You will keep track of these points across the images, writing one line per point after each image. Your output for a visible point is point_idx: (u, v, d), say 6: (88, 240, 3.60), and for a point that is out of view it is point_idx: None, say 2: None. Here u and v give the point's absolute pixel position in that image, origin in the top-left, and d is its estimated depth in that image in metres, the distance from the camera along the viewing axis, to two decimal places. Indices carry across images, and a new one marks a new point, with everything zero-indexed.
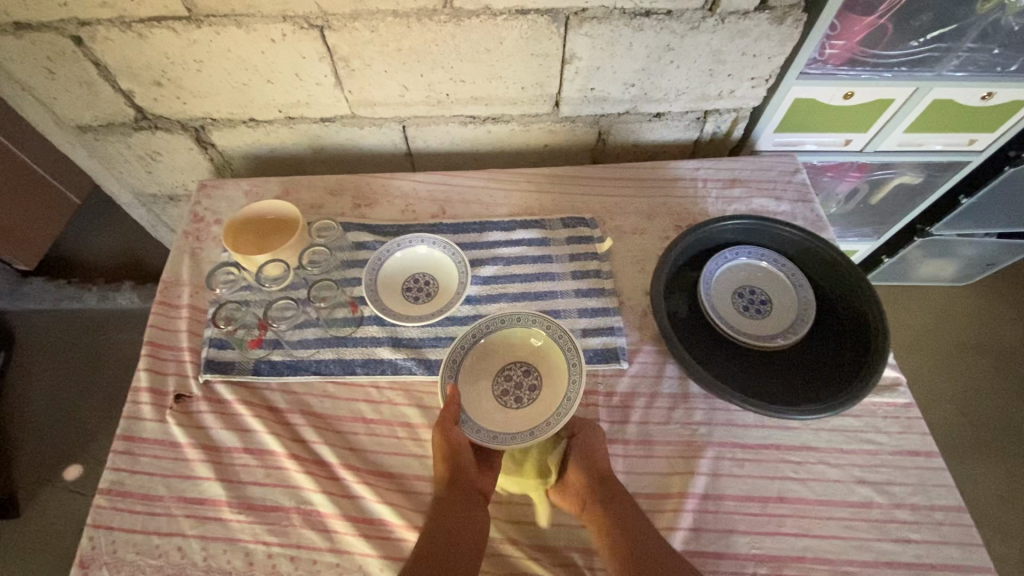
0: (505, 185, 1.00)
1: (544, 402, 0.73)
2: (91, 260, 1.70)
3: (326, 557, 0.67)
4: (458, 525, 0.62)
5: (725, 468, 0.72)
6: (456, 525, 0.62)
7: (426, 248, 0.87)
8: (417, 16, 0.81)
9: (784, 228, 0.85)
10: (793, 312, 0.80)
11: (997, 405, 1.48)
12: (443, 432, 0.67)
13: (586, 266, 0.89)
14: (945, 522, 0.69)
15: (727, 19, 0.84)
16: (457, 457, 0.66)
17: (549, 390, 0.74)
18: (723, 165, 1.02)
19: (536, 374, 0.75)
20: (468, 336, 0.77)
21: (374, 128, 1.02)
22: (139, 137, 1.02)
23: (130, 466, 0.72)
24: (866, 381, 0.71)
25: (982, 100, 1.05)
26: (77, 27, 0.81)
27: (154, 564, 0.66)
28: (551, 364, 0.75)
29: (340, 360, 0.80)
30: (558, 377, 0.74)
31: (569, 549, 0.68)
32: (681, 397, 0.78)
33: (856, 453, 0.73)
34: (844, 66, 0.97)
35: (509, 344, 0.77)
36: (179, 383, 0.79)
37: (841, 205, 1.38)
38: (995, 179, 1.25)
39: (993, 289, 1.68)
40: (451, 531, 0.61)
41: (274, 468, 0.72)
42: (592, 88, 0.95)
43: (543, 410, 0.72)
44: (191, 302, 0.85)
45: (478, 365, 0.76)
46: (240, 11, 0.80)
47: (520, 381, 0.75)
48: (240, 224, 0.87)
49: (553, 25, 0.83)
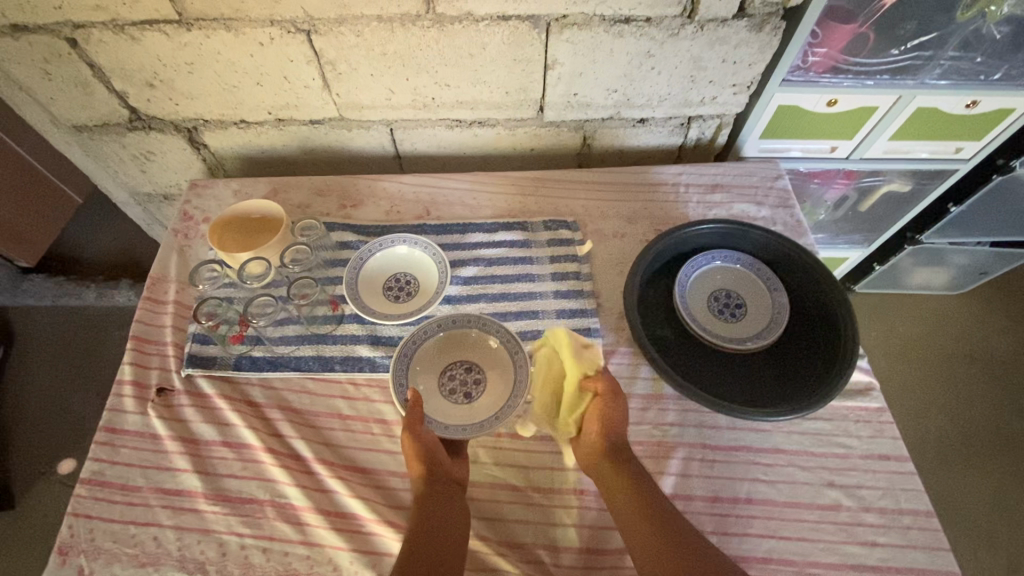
0: (490, 188, 1.02)
1: (493, 390, 0.75)
2: (92, 258, 1.74)
3: (298, 549, 0.68)
4: (445, 516, 0.63)
5: (695, 468, 0.73)
6: (444, 519, 0.63)
7: (407, 248, 0.89)
8: (401, 21, 0.83)
9: (761, 232, 0.86)
10: (767, 315, 0.81)
11: (987, 414, 1.48)
12: (412, 431, 0.68)
13: (566, 268, 0.90)
14: (912, 526, 0.69)
15: (706, 26, 0.86)
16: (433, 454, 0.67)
17: (498, 377, 0.76)
18: (706, 171, 1.03)
19: (478, 367, 0.77)
20: (421, 330, 0.77)
21: (362, 131, 1.04)
22: (133, 137, 1.05)
23: (110, 457, 0.74)
24: (835, 381, 0.73)
25: (967, 108, 1.04)
26: (72, 30, 0.84)
27: (130, 553, 0.67)
28: (491, 356, 0.78)
29: (319, 356, 0.81)
30: (503, 363, 0.77)
31: (536, 546, 0.68)
32: (654, 399, 0.78)
33: (827, 456, 0.74)
34: (826, 74, 0.98)
35: (453, 341, 0.79)
36: (162, 377, 0.80)
37: (830, 212, 1.39)
38: (984, 186, 1.26)
39: (986, 298, 1.67)
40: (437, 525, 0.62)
41: (250, 461, 0.74)
42: (576, 94, 0.97)
43: (497, 399, 0.75)
44: (177, 299, 0.87)
45: (425, 364, 0.77)
46: (229, 14, 0.82)
47: (467, 376, 0.77)
48: (224, 221, 0.89)
49: (534, 30, 0.85)
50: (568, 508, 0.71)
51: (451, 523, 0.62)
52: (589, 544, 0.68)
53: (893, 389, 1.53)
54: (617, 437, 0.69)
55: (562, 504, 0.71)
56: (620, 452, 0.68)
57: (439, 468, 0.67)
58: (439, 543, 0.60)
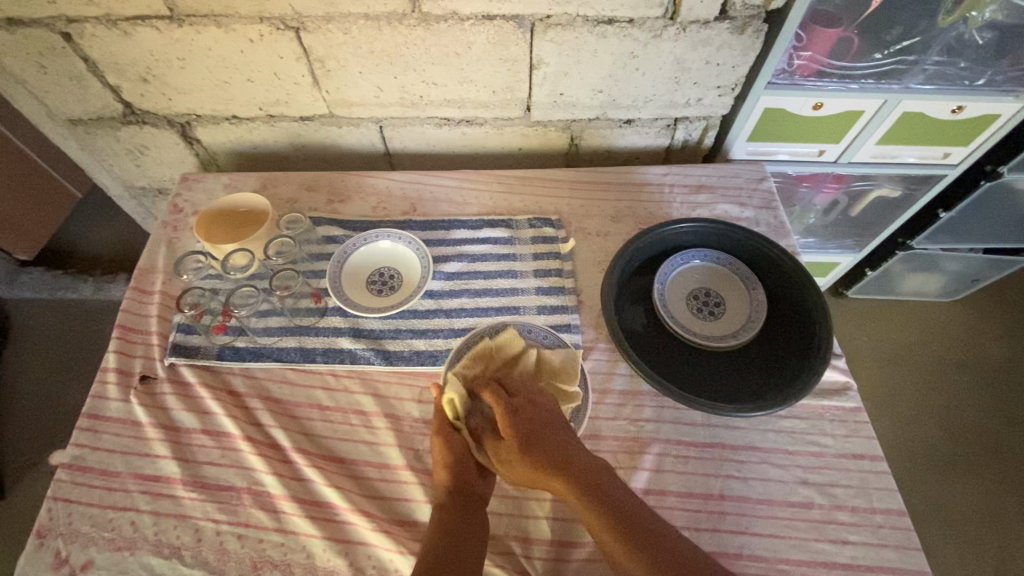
0: (476, 186, 1.03)
1: None
2: (91, 253, 1.77)
3: (273, 537, 0.69)
4: (460, 531, 0.63)
5: (669, 464, 0.73)
6: (462, 531, 0.63)
7: (391, 243, 0.90)
8: (388, 20, 0.85)
9: (739, 231, 0.88)
10: (745, 313, 0.82)
11: (978, 421, 1.47)
12: (444, 440, 0.69)
13: (548, 265, 0.91)
14: (884, 525, 0.69)
15: (688, 28, 0.87)
16: (462, 464, 0.68)
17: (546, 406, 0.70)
18: (691, 172, 1.04)
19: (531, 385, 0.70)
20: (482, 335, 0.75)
21: (352, 128, 1.06)
22: (127, 132, 1.07)
23: (92, 442, 0.75)
24: (809, 377, 0.73)
25: (953, 113, 1.04)
26: (66, 24, 0.86)
27: (107, 537, 0.68)
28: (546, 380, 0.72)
29: (301, 348, 0.82)
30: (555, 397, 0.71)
31: (508, 537, 0.69)
32: (631, 395, 0.79)
33: (801, 454, 0.74)
34: (811, 78, 0.98)
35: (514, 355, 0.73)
36: (146, 365, 0.82)
37: (820, 216, 1.39)
38: (973, 193, 1.25)
39: (979, 305, 1.67)
40: (452, 536, 0.63)
41: (229, 449, 0.75)
42: (562, 94, 0.98)
43: None
44: (164, 289, 0.89)
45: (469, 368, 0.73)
46: (219, 11, 0.84)
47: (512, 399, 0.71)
48: (212, 214, 0.90)
49: (519, 30, 0.86)
50: (541, 501, 0.71)
51: (470, 536, 0.63)
52: (560, 536, 0.69)
53: (881, 396, 1.52)
54: (546, 443, 0.63)
55: (536, 496, 0.71)
56: (551, 453, 0.62)
57: (461, 482, 0.68)
58: (456, 552, 0.61)
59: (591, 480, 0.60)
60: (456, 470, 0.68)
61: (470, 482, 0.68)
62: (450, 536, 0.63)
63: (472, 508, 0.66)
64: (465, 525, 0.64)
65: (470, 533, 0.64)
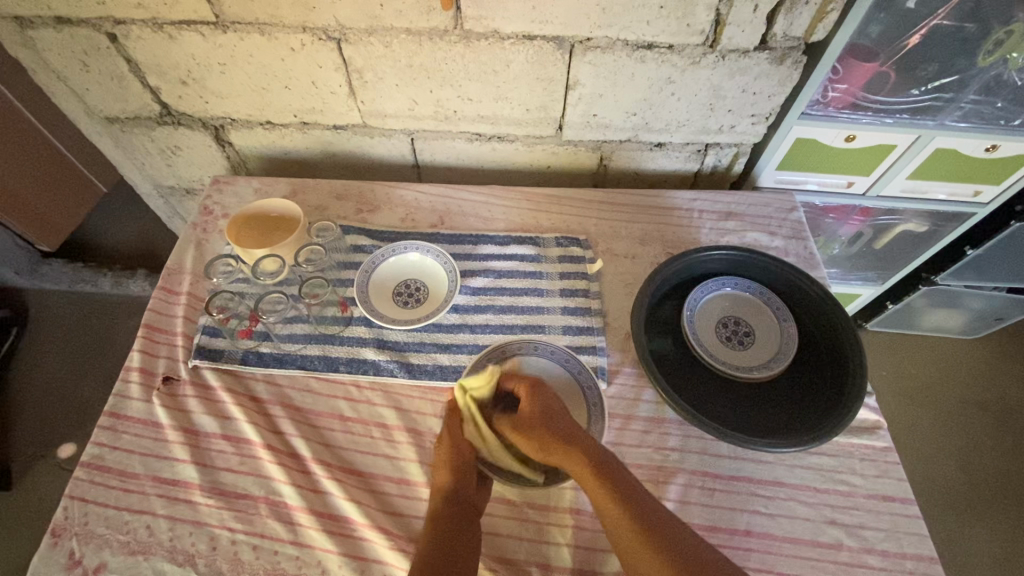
0: (505, 202, 1.03)
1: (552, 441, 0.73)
2: (113, 249, 1.79)
3: (287, 550, 0.67)
4: (455, 537, 0.62)
5: (694, 496, 0.72)
6: (456, 538, 0.62)
7: (419, 255, 0.91)
8: (428, 35, 0.86)
9: (774, 261, 0.87)
10: (775, 344, 0.81)
11: (998, 464, 1.43)
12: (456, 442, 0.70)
13: (575, 285, 0.90)
14: (915, 571, 0.67)
15: (726, 56, 0.87)
16: (465, 464, 0.68)
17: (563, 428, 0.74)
18: (720, 198, 1.03)
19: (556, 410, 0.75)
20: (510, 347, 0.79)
21: (383, 138, 1.06)
22: (162, 131, 1.08)
23: (112, 441, 0.74)
24: (843, 416, 0.72)
25: (987, 152, 1.03)
26: (113, 26, 0.87)
27: (121, 540, 0.68)
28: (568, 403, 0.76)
29: (325, 357, 0.82)
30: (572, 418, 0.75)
31: (527, 562, 0.67)
32: (656, 422, 0.78)
33: (829, 493, 0.72)
34: (846, 110, 0.98)
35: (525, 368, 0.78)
36: (169, 366, 0.81)
37: (845, 246, 1.37)
38: (1003, 232, 1.23)
39: (999, 347, 1.64)
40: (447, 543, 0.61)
41: (249, 456, 0.74)
42: (595, 115, 0.98)
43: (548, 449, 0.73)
44: (190, 290, 0.89)
45: None
46: (265, 20, 0.85)
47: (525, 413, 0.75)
48: (243, 218, 0.91)
49: (558, 51, 0.87)
50: (563, 527, 0.69)
51: (463, 543, 0.62)
52: (580, 565, 0.67)
53: (899, 432, 1.49)
54: (558, 418, 0.67)
55: (557, 522, 0.70)
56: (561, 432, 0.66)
57: (462, 487, 0.67)
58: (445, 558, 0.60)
59: (609, 463, 0.64)
60: (465, 476, 0.67)
61: (468, 488, 0.67)
62: (444, 542, 0.62)
63: (471, 518, 0.65)
64: (459, 533, 0.63)
65: (464, 542, 0.62)
